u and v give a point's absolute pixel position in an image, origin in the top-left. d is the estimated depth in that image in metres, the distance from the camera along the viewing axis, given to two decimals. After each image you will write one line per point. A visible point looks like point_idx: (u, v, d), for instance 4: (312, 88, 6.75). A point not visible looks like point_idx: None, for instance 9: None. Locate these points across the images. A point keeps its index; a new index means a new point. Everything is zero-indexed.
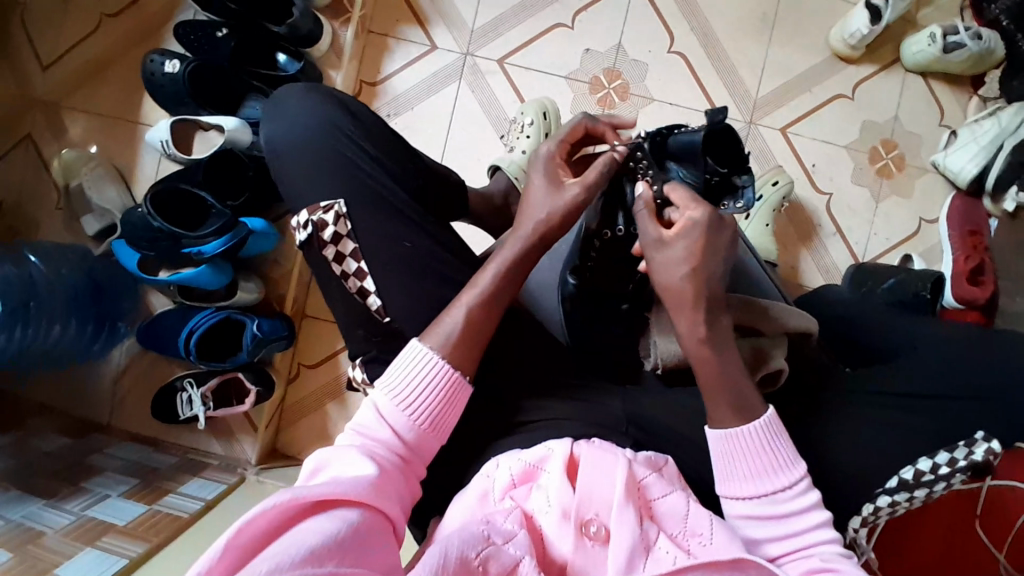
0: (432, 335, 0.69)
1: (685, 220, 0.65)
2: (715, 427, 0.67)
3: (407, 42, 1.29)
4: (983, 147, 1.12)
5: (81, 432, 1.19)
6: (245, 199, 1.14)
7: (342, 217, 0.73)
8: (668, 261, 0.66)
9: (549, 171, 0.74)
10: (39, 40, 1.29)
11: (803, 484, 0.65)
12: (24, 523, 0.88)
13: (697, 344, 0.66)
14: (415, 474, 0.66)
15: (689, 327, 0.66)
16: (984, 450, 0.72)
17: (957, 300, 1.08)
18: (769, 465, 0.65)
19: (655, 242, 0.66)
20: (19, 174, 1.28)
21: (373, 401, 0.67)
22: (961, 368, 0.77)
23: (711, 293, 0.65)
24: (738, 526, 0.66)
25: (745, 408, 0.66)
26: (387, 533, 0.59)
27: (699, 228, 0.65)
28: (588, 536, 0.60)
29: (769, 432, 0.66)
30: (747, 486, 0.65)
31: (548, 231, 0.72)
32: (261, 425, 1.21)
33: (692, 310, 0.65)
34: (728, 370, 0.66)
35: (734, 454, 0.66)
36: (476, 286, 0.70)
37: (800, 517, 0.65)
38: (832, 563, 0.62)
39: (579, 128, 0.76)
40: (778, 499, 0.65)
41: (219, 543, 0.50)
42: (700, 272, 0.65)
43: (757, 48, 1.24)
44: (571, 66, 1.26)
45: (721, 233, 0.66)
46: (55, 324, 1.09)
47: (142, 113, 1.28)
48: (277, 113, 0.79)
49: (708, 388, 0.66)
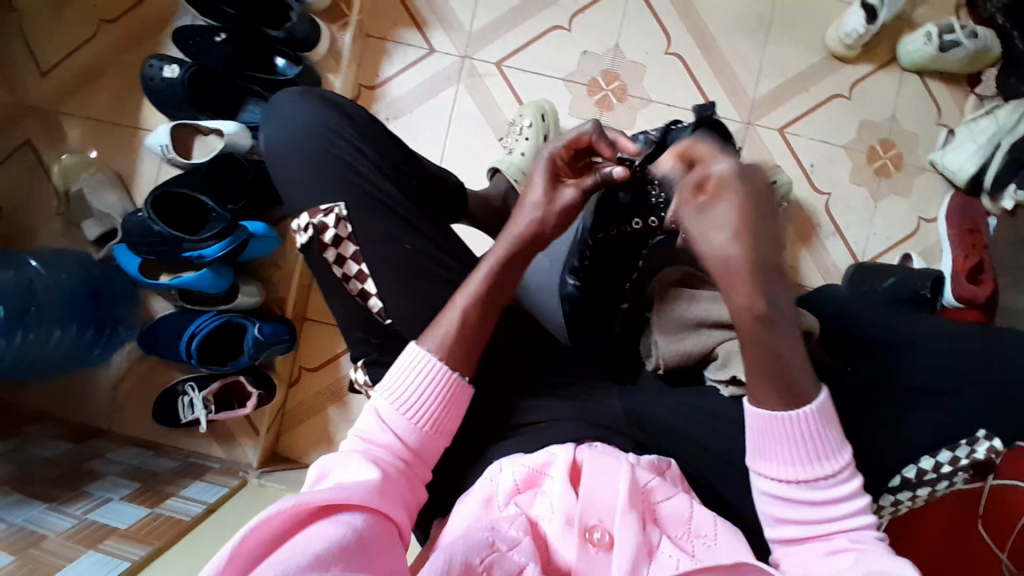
0: (430, 337, 0.69)
1: (716, 174, 0.56)
2: (757, 408, 0.64)
3: (405, 45, 1.30)
4: (980, 145, 1.13)
5: (83, 438, 1.19)
6: (244, 203, 1.15)
7: (343, 220, 0.73)
8: (705, 230, 0.56)
9: (549, 170, 0.72)
10: (37, 47, 1.30)
11: (845, 471, 0.64)
12: (26, 527, 0.88)
13: (747, 316, 0.58)
14: (421, 479, 0.67)
15: (746, 300, 0.57)
16: (987, 448, 0.73)
17: (958, 299, 1.08)
18: (813, 453, 0.63)
19: (690, 210, 0.57)
20: (20, 180, 1.29)
21: (374, 407, 0.68)
22: (965, 368, 0.76)
23: (767, 257, 0.55)
24: (766, 503, 0.66)
25: (794, 393, 0.63)
26: (393, 536, 0.59)
27: (732, 182, 0.56)
28: (592, 542, 0.59)
29: (819, 420, 0.63)
30: (785, 471, 0.64)
31: (537, 232, 0.71)
32: (262, 428, 1.21)
33: (749, 278, 0.56)
34: (779, 356, 0.61)
35: (774, 439, 0.64)
36: (468, 288, 0.70)
37: (835, 503, 0.64)
38: (859, 545, 0.62)
39: (587, 132, 0.72)
40: (818, 484, 0.64)
41: (226, 550, 0.51)
42: (748, 239, 0.55)
43: (754, 48, 1.24)
44: (569, 67, 1.26)
45: (760, 179, 0.56)
46: (54, 329, 1.10)
47: (141, 117, 1.29)
48: (276, 118, 0.79)
49: (759, 379, 0.63)
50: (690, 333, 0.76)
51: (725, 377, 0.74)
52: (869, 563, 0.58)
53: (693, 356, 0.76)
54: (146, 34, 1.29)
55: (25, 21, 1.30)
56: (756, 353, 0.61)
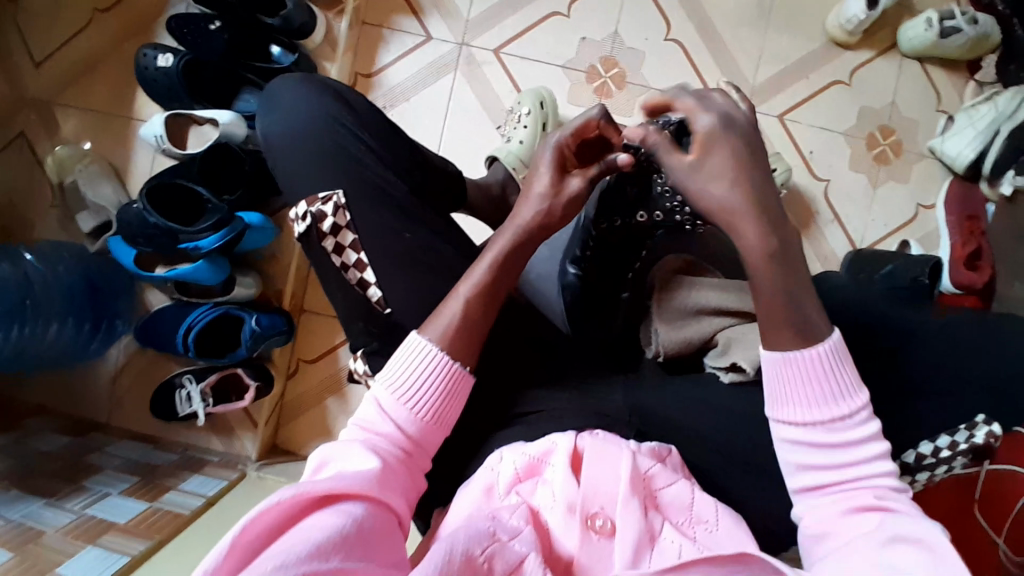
0: (432, 327, 0.68)
1: (703, 127, 0.64)
2: (771, 350, 0.64)
3: (402, 32, 1.28)
4: (980, 131, 1.12)
5: (80, 431, 1.18)
6: (241, 194, 1.14)
7: (341, 207, 0.73)
8: (706, 182, 0.63)
9: (555, 156, 0.73)
10: (29, 35, 1.26)
11: (864, 412, 0.63)
12: (24, 523, 0.88)
13: (760, 255, 0.63)
14: (421, 468, 0.66)
15: (756, 243, 0.62)
16: (986, 433, 0.75)
17: (956, 285, 1.06)
18: (832, 393, 0.63)
19: (684, 169, 0.64)
20: (15, 173, 1.28)
21: (373, 396, 0.67)
22: (971, 355, 0.75)
23: (762, 198, 0.63)
24: (784, 449, 0.65)
25: (811, 331, 0.63)
26: (392, 525, 0.59)
27: (719, 131, 0.63)
28: (594, 530, 0.60)
29: (835, 357, 0.63)
30: (805, 413, 0.63)
31: (544, 223, 0.71)
32: (261, 420, 1.21)
33: (754, 218, 0.62)
34: (792, 304, 0.63)
35: (793, 380, 0.63)
36: (469, 278, 0.70)
37: (856, 447, 0.62)
38: (886, 502, 0.60)
39: (593, 118, 0.74)
40: (838, 427, 0.63)
41: (225, 543, 0.50)
42: (740, 181, 0.63)
43: (754, 34, 1.23)
44: (567, 55, 1.25)
45: (741, 122, 0.64)
46: (51, 323, 1.10)
47: (135, 108, 1.27)
48: (274, 106, 0.78)
49: (770, 321, 0.63)
50: (690, 321, 0.76)
51: (725, 363, 0.74)
52: (896, 525, 0.57)
53: (692, 343, 0.76)
54: (142, 24, 1.28)
55: (17, 10, 1.26)
56: (768, 292, 0.63)
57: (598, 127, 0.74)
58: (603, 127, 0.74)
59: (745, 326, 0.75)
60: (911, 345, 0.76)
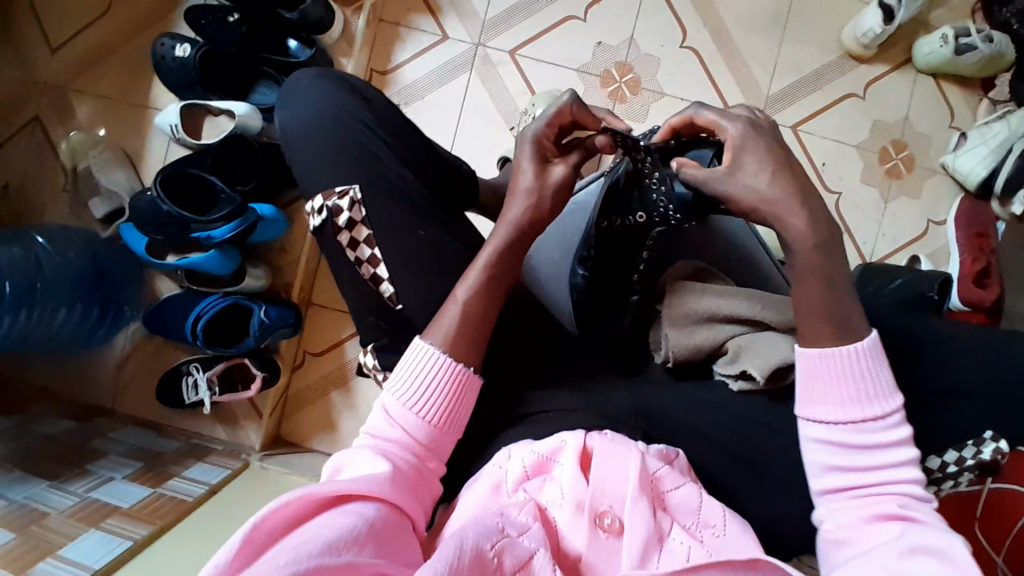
0: (435, 330, 0.69)
1: (732, 134, 0.69)
2: (807, 347, 0.66)
3: (419, 31, 1.29)
4: (992, 149, 1.12)
5: (85, 416, 1.19)
6: (254, 184, 1.14)
7: (357, 203, 0.73)
8: (749, 179, 0.67)
9: (536, 150, 0.74)
10: (46, 21, 1.28)
11: (896, 416, 0.64)
12: (28, 504, 0.88)
13: (806, 246, 0.66)
14: (433, 475, 0.66)
15: (801, 233, 0.66)
16: (993, 449, 0.73)
17: (964, 302, 1.07)
18: (864, 393, 0.64)
19: (722, 174, 0.68)
20: (28, 157, 1.29)
21: (383, 403, 0.68)
22: (977, 370, 0.75)
23: (805, 188, 0.67)
24: (813, 451, 0.65)
25: (852, 329, 0.65)
26: (406, 528, 0.59)
27: (749, 133, 0.68)
28: (602, 528, 0.60)
29: (872, 355, 0.64)
30: (834, 411, 0.64)
31: (531, 219, 0.73)
32: (266, 411, 1.21)
33: (799, 207, 0.66)
34: (839, 307, 0.65)
35: (824, 377, 0.64)
36: (468, 279, 0.70)
37: (885, 451, 0.63)
38: (910, 511, 0.60)
39: (566, 105, 0.73)
40: (867, 428, 0.63)
41: (237, 539, 0.50)
42: (775, 178, 0.67)
43: (769, 45, 1.24)
44: (582, 58, 1.26)
45: (765, 128, 0.70)
46: (60, 307, 1.10)
47: (151, 97, 1.28)
48: (293, 100, 0.79)
49: (813, 317, 0.65)
50: (698, 325, 0.75)
51: (733, 371, 0.74)
52: (917, 535, 0.57)
53: (701, 349, 0.75)
54: (158, 12, 1.29)
55: None
56: (813, 285, 0.66)
57: (573, 116, 0.74)
58: (577, 113, 0.74)
59: (759, 333, 0.74)
60: (917, 357, 0.76)
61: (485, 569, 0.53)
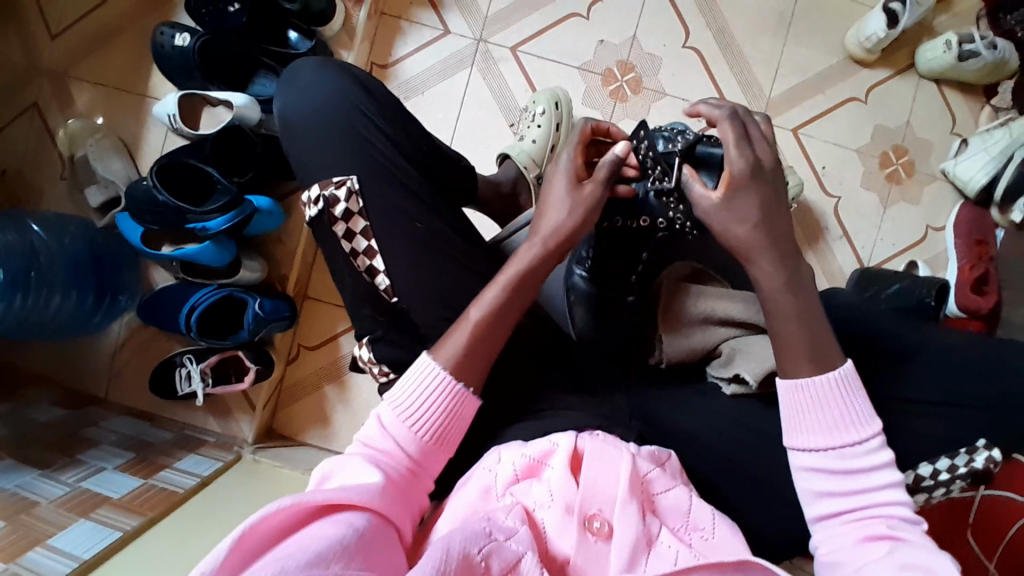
0: (443, 350, 0.69)
1: (736, 169, 0.65)
2: (786, 378, 0.66)
3: (421, 25, 1.28)
4: (994, 156, 1.11)
5: (79, 405, 1.19)
6: (252, 176, 1.15)
7: (354, 193, 0.73)
8: (731, 220, 0.66)
9: (569, 171, 0.72)
10: (49, 9, 1.28)
11: (874, 441, 0.64)
12: (18, 492, 0.88)
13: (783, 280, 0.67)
14: (422, 489, 0.66)
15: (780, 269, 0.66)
16: (986, 458, 0.73)
17: (961, 309, 1.07)
18: (842, 419, 0.64)
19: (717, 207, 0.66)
20: (26, 143, 1.28)
21: (377, 413, 0.68)
22: (973, 377, 0.74)
23: (777, 230, 0.66)
24: (802, 479, 0.66)
25: (824, 356, 0.65)
26: (394, 540, 0.59)
27: (749, 178, 0.65)
28: (591, 531, 0.59)
29: (843, 386, 0.65)
30: (819, 440, 0.64)
31: (565, 236, 0.70)
32: (259, 404, 1.21)
33: (781, 242, 0.66)
34: (818, 332, 0.66)
35: (804, 406, 0.65)
36: (484, 299, 0.69)
37: (868, 474, 0.63)
38: (898, 531, 0.60)
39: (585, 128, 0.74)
40: (848, 454, 0.64)
41: (226, 545, 0.50)
42: (766, 218, 0.65)
43: (773, 45, 1.23)
44: (585, 56, 1.25)
45: (768, 170, 0.66)
46: (54, 294, 1.10)
47: (150, 86, 1.27)
48: (292, 85, 0.78)
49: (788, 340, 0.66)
50: (695, 330, 0.76)
51: (727, 374, 0.74)
52: (906, 554, 0.57)
53: (696, 351, 0.76)
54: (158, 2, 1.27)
55: None
56: (776, 296, 0.66)
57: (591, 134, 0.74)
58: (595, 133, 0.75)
59: (752, 337, 0.74)
60: (913, 365, 0.76)
61: (473, 571, 0.52)
